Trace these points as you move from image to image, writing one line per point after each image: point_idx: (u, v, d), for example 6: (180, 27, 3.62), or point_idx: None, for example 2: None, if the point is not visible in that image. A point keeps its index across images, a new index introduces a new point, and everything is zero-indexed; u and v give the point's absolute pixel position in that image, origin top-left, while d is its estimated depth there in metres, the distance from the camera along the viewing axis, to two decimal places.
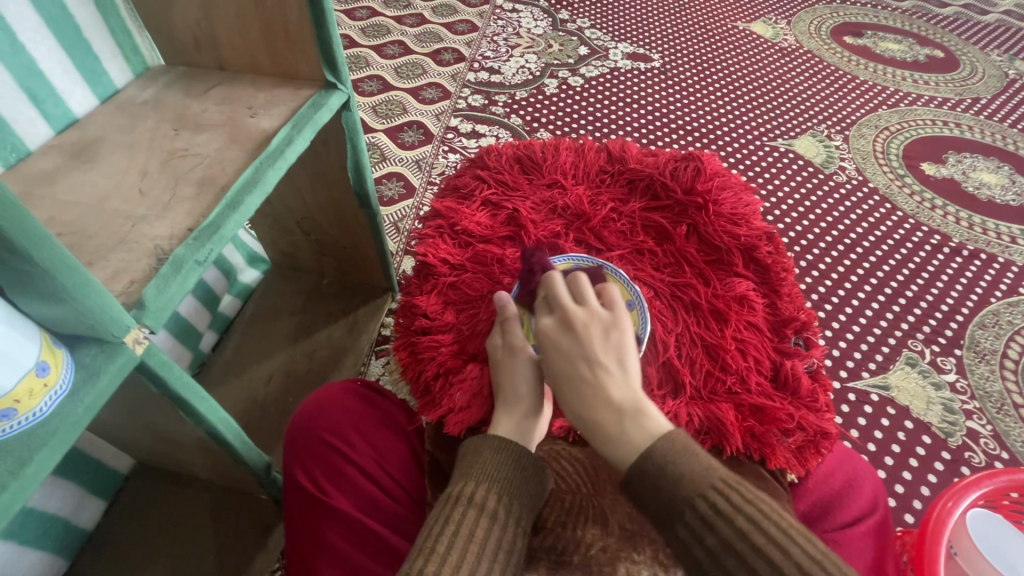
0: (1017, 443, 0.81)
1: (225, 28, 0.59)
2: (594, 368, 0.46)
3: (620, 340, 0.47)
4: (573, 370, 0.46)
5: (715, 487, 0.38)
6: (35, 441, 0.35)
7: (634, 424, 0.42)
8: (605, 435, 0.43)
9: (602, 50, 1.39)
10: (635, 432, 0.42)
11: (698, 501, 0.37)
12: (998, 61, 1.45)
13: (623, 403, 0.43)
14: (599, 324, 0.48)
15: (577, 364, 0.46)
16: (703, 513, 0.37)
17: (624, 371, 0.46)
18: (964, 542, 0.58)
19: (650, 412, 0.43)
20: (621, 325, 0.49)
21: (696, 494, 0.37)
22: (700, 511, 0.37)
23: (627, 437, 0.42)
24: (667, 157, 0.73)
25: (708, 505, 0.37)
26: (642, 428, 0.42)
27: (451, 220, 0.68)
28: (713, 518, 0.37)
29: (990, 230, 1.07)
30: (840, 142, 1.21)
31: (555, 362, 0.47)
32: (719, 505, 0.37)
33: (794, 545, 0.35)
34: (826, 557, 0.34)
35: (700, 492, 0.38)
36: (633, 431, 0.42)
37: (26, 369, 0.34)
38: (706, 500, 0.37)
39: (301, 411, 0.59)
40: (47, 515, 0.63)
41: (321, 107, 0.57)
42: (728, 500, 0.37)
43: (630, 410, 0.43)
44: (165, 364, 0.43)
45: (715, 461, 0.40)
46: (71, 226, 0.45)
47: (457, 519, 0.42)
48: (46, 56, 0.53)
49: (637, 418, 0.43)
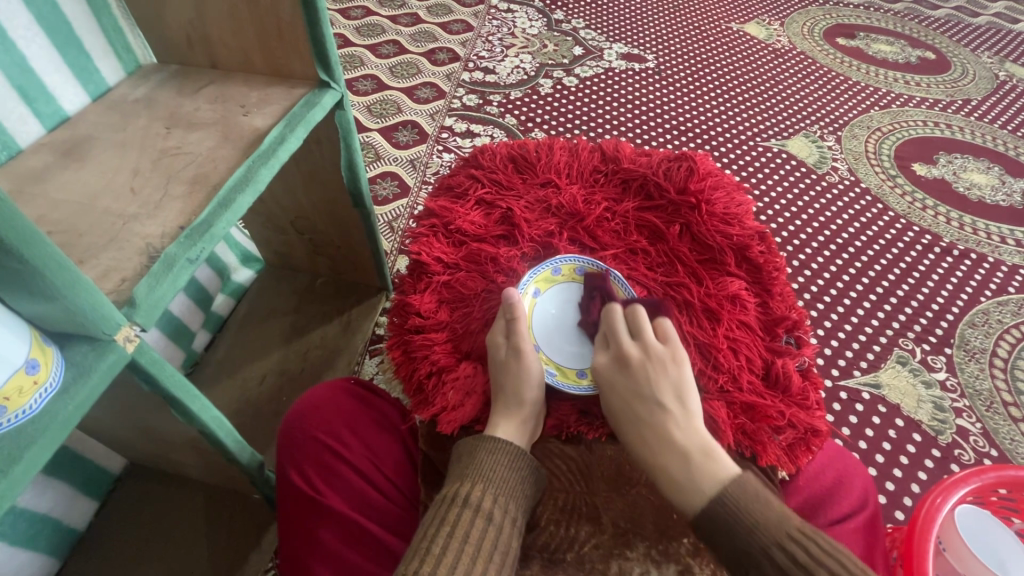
0: (1006, 441, 0.82)
1: (218, 26, 0.58)
2: (654, 408, 0.49)
3: (677, 378, 0.50)
4: (633, 410, 0.49)
5: (793, 538, 0.38)
6: (25, 438, 0.35)
7: (698, 466, 0.45)
8: (670, 476, 0.45)
9: (596, 50, 1.40)
10: (699, 475, 0.44)
11: (775, 552, 0.38)
12: (989, 63, 1.46)
13: (685, 445, 0.46)
14: (656, 362, 0.51)
15: (636, 404, 0.50)
16: (780, 564, 0.38)
17: (683, 409, 0.49)
18: (952, 538, 0.59)
19: (714, 455, 0.45)
20: (678, 363, 0.51)
21: (774, 544, 0.38)
22: (778, 561, 0.38)
23: (692, 479, 0.44)
24: (660, 157, 0.73)
25: (785, 557, 0.38)
26: (707, 471, 0.44)
27: (445, 219, 0.68)
28: (790, 569, 0.37)
29: (981, 230, 1.08)
30: (832, 143, 1.22)
31: (614, 400, 0.51)
32: (797, 557, 0.37)
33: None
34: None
35: (778, 542, 0.38)
36: (697, 474, 0.44)
37: (15, 367, 0.34)
38: (784, 552, 0.38)
39: (295, 409, 0.59)
40: (38, 515, 0.63)
41: (314, 106, 0.57)
42: (806, 551, 0.37)
43: (693, 452, 0.45)
44: (156, 363, 0.43)
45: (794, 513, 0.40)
46: (62, 224, 0.45)
47: (453, 520, 0.42)
48: (37, 53, 0.53)
49: (701, 459, 0.45)
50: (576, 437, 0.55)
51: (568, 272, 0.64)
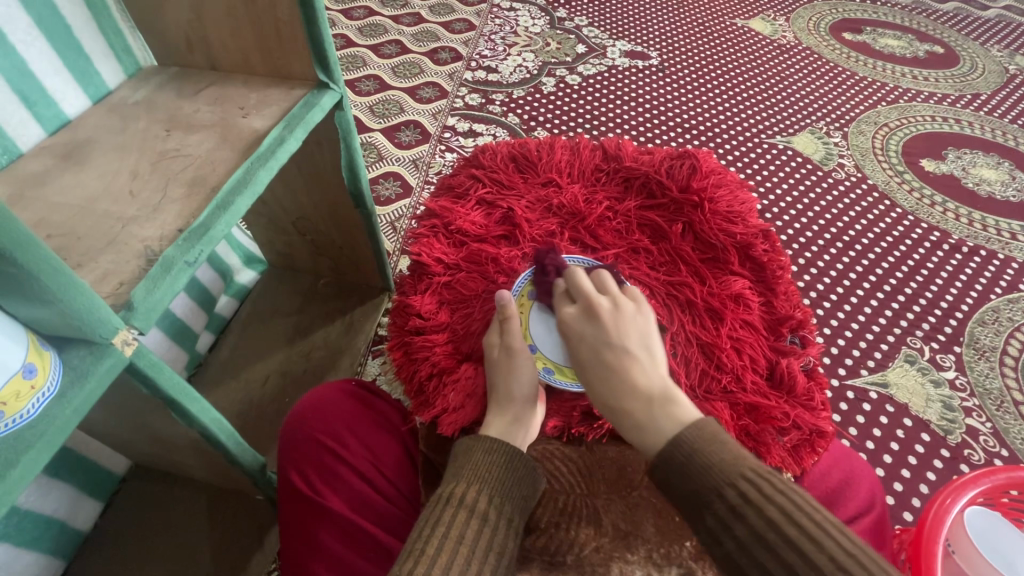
0: (1017, 440, 0.81)
1: (217, 29, 0.58)
2: (617, 351, 0.50)
3: (642, 329, 0.52)
4: (599, 355, 0.50)
5: (745, 474, 0.37)
6: (22, 443, 0.35)
7: (660, 405, 0.44)
8: (626, 408, 0.46)
9: (599, 48, 1.39)
10: (661, 412, 0.43)
11: (726, 489, 0.36)
12: (999, 57, 1.44)
13: (645, 381, 0.47)
14: (621, 312, 0.53)
15: (603, 350, 0.50)
16: (731, 503, 0.36)
17: (648, 356, 0.49)
18: (961, 539, 0.57)
19: (672, 392, 0.45)
20: (643, 317, 0.53)
21: (725, 483, 0.37)
22: (728, 500, 0.36)
23: (648, 409, 0.44)
24: (663, 155, 0.73)
25: (737, 497, 0.36)
26: (664, 401, 0.44)
27: (446, 219, 0.68)
28: (741, 506, 0.36)
29: (990, 227, 1.06)
30: (839, 139, 1.20)
31: (581, 346, 0.52)
32: (748, 495, 0.36)
33: (828, 540, 0.33)
34: (865, 551, 0.32)
35: (729, 480, 0.37)
36: (653, 404, 0.44)
37: (12, 371, 0.33)
38: (734, 489, 0.36)
39: (296, 411, 0.59)
40: (42, 517, 0.63)
41: (313, 107, 0.57)
42: (758, 489, 0.36)
43: (651, 386, 0.46)
44: (155, 365, 0.43)
45: (746, 452, 0.39)
46: (61, 228, 0.45)
47: (447, 521, 0.42)
48: (37, 57, 0.53)
49: (658, 393, 0.45)
50: (579, 438, 0.56)
51: None
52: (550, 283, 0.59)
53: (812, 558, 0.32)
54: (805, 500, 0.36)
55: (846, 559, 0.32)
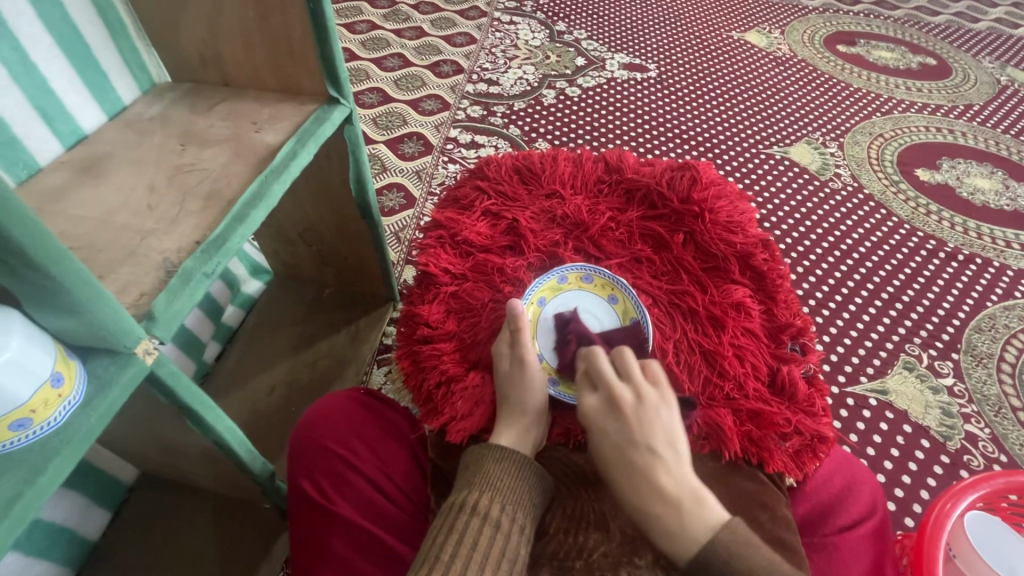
0: (1015, 446, 0.82)
1: (230, 46, 0.60)
2: (642, 450, 0.46)
3: (668, 421, 0.48)
4: (624, 456, 0.47)
5: None
6: (49, 451, 0.36)
7: (691, 517, 0.43)
8: (663, 528, 0.43)
9: (598, 61, 1.41)
10: (693, 525, 0.42)
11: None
12: (990, 68, 1.46)
13: (680, 494, 0.44)
14: (648, 407, 0.49)
15: (627, 450, 0.47)
16: None
17: (675, 455, 0.46)
18: (962, 544, 0.59)
19: (705, 502, 0.44)
20: (667, 406, 0.49)
21: None
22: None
23: (686, 532, 0.42)
24: (664, 166, 0.74)
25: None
26: (702, 519, 0.42)
27: (452, 230, 0.69)
28: None
29: (985, 235, 1.08)
30: (835, 149, 1.23)
31: (602, 443, 0.49)
32: None
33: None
34: None
35: None
36: (692, 526, 0.42)
37: (41, 380, 0.35)
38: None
39: (307, 419, 0.60)
40: (53, 526, 0.63)
41: (324, 122, 0.58)
42: None
43: (687, 502, 0.44)
44: (174, 375, 0.44)
45: (778, 557, 0.41)
46: (81, 240, 0.46)
47: (461, 528, 0.43)
48: (57, 74, 0.54)
49: (694, 510, 0.43)
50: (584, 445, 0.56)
51: (575, 280, 0.65)
52: (572, 355, 0.59)
53: None
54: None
55: None
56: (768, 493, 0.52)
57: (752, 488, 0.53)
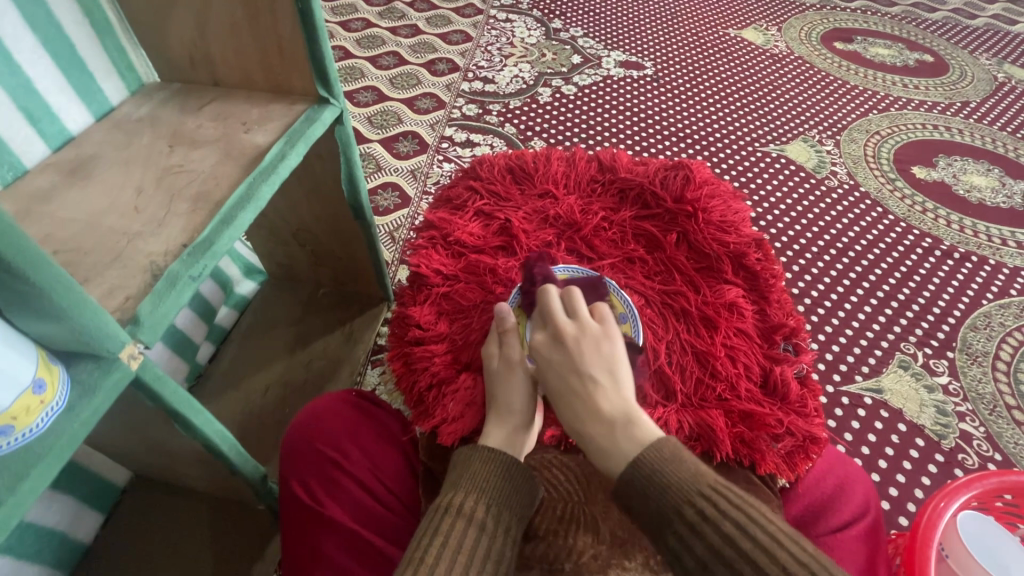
0: (1010, 445, 0.82)
1: (219, 47, 0.60)
2: (583, 376, 0.47)
3: (610, 350, 0.49)
4: (566, 383, 0.48)
5: (704, 493, 0.38)
6: (31, 457, 0.36)
7: (624, 435, 0.43)
8: (598, 447, 0.44)
9: (594, 58, 1.41)
10: (625, 442, 0.43)
11: (684, 508, 0.38)
12: (988, 65, 1.46)
13: (614, 414, 0.45)
14: (590, 336, 0.50)
15: (569, 378, 0.48)
16: (690, 519, 0.37)
17: (614, 381, 0.47)
18: (954, 544, 0.58)
19: (639, 421, 0.44)
20: (611, 338, 0.50)
21: (684, 502, 0.38)
22: (688, 517, 0.37)
23: (618, 449, 0.43)
24: (657, 166, 0.74)
25: (694, 512, 0.37)
26: (633, 437, 0.43)
27: (445, 231, 0.69)
28: (699, 523, 0.37)
29: (981, 233, 1.08)
30: (831, 147, 1.22)
31: (547, 373, 0.49)
32: (705, 512, 0.37)
33: (780, 547, 0.34)
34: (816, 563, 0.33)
35: (688, 499, 0.38)
36: (623, 442, 0.43)
37: (23, 387, 0.34)
38: (693, 508, 0.37)
39: (298, 422, 0.59)
40: (44, 529, 0.63)
41: (314, 122, 0.58)
42: (715, 507, 0.37)
43: (620, 422, 0.44)
44: (159, 378, 0.43)
45: (705, 468, 0.40)
46: (67, 243, 0.46)
47: (446, 530, 0.43)
48: (43, 75, 0.54)
49: (626, 429, 0.44)
50: (575, 448, 0.57)
51: None
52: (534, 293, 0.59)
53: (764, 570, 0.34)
54: (760, 513, 0.37)
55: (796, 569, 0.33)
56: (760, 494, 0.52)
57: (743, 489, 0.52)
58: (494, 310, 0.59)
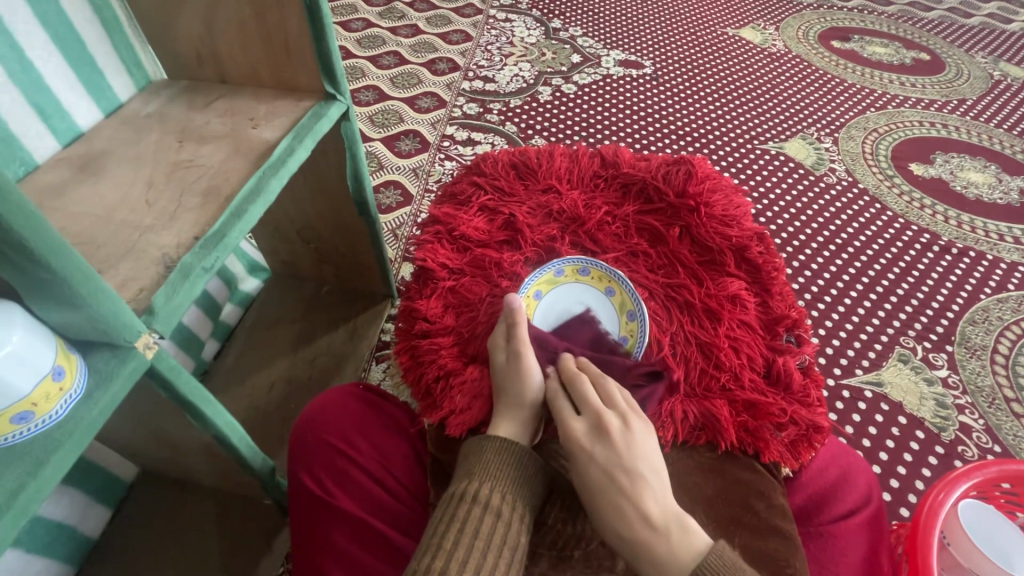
0: (1009, 437, 0.83)
1: (227, 44, 0.60)
2: (631, 475, 0.45)
3: (652, 446, 0.48)
4: (612, 481, 0.45)
5: None
6: (51, 444, 0.36)
7: (679, 542, 0.43)
8: (654, 555, 0.43)
9: (594, 58, 1.42)
10: (682, 551, 0.42)
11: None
12: (983, 63, 1.47)
13: (667, 520, 0.44)
14: (634, 429, 0.48)
15: (617, 474, 0.46)
16: None
17: (660, 481, 0.46)
18: (955, 532, 0.59)
19: (689, 526, 0.44)
20: (650, 433, 0.49)
21: None
22: None
23: (676, 558, 0.42)
24: (659, 161, 0.75)
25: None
26: (692, 549, 0.43)
27: (449, 225, 0.70)
28: None
29: (979, 228, 1.09)
30: (829, 144, 1.23)
31: (589, 466, 0.46)
32: None
33: None
34: None
35: None
36: (681, 554, 0.42)
37: (42, 373, 0.35)
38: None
39: (308, 415, 0.60)
40: (52, 523, 0.64)
41: (321, 118, 0.59)
42: None
43: (675, 530, 0.43)
44: (174, 369, 0.44)
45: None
46: (80, 236, 0.46)
47: (462, 518, 0.44)
48: (54, 72, 0.54)
49: (682, 538, 0.43)
50: None
51: (572, 274, 0.66)
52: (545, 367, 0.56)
53: None
54: None
55: None
56: (765, 482, 0.53)
57: (748, 477, 0.53)
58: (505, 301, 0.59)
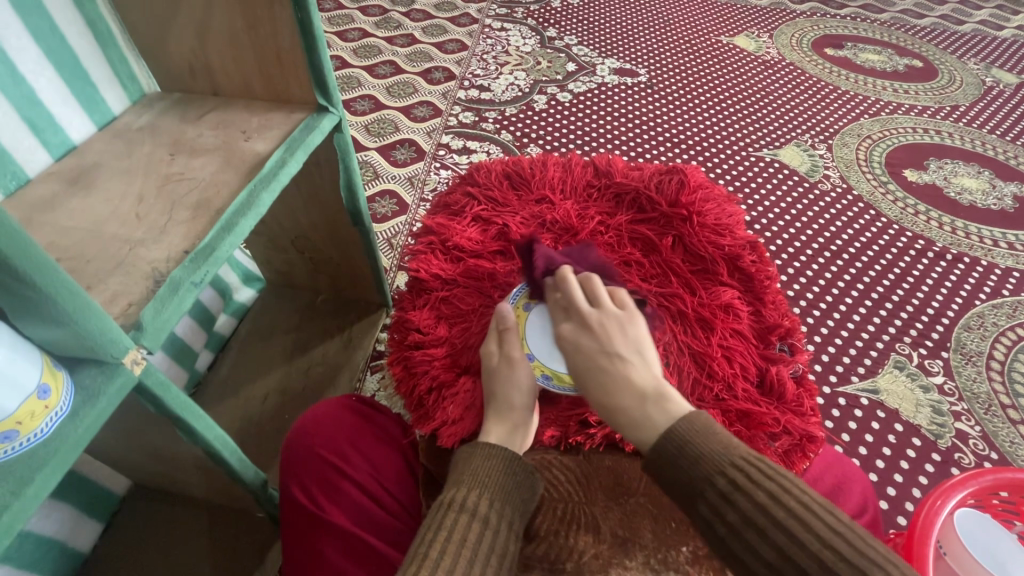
0: (1006, 443, 0.83)
1: (220, 57, 0.60)
2: (610, 356, 0.51)
3: (636, 332, 0.53)
4: (594, 363, 0.51)
5: (735, 464, 0.40)
6: (36, 462, 0.36)
7: (655, 407, 0.46)
8: (630, 419, 0.47)
9: (589, 66, 1.42)
10: (656, 414, 0.46)
11: (717, 477, 0.40)
12: (976, 70, 1.48)
13: (645, 388, 0.48)
14: (616, 322, 0.54)
15: (598, 357, 0.51)
16: (722, 489, 0.39)
17: (642, 359, 0.51)
18: (952, 541, 0.59)
19: (668, 394, 0.47)
20: (633, 321, 0.54)
21: (716, 472, 0.40)
22: (720, 487, 0.39)
23: (649, 420, 0.45)
24: (652, 171, 0.75)
25: (727, 482, 0.39)
26: (665, 411, 0.45)
27: (442, 236, 0.70)
28: (731, 493, 0.39)
29: (973, 234, 1.09)
30: (824, 151, 1.24)
31: (577, 357, 0.53)
32: (738, 482, 0.39)
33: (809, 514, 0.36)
34: (834, 520, 0.36)
35: (721, 469, 0.40)
36: (657, 415, 0.46)
37: (27, 392, 0.35)
38: (724, 476, 0.40)
39: (298, 428, 0.59)
40: (43, 538, 0.63)
41: (313, 130, 0.59)
42: (748, 477, 0.39)
43: (651, 397, 0.47)
44: (162, 384, 0.44)
45: (737, 444, 0.42)
46: (69, 251, 0.46)
47: (449, 525, 0.43)
48: (46, 86, 0.55)
49: (659, 402, 0.46)
50: (575, 447, 0.57)
51: None
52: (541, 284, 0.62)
53: (792, 531, 0.36)
54: (790, 482, 0.39)
55: (823, 531, 0.35)
56: None
57: None
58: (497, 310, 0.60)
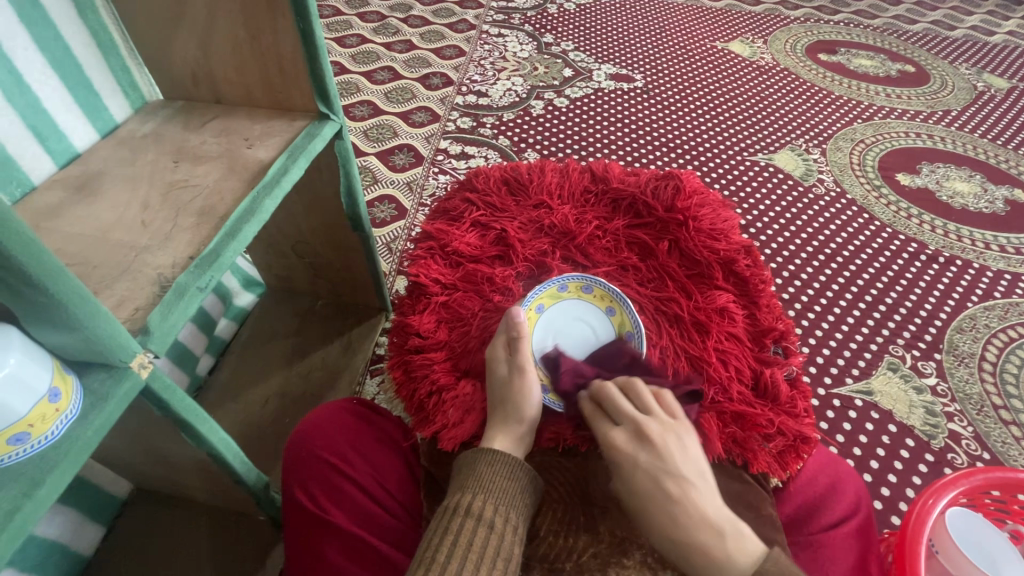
0: (998, 444, 0.84)
1: (222, 66, 0.61)
2: (675, 480, 0.48)
3: (693, 451, 0.51)
4: (657, 485, 0.48)
5: None
6: (46, 464, 0.37)
7: (733, 545, 0.44)
8: (706, 556, 0.44)
9: (586, 71, 1.44)
10: (736, 553, 0.44)
11: None
12: (967, 75, 1.50)
13: (720, 522, 0.45)
14: (673, 438, 0.51)
15: (660, 478, 0.48)
16: None
17: (705, 485, 0.49)
18: (943, 539, 0.60)
19: (742, 529, 0.46)
20: (689, 437, 0.52)
21: None
22: None
23: (730, 560, 0.43)
24: (648, 176, 0.76)
25: None
26: (744, 550, 0.44)
27: (442, 241, 0.71)
28: None
29: (965, 237, 1.11)
30: (817, 156, 1.25)
31: (633, 475, 0.49)
32: None
33: None
34: None
35: None
36: (736, 553, 0.44)
37: (39, 395, 0.35)
38: None
39: (301, 431, 0.60)
40: (46, 542, 0.64)
41: (314, 137, 0.60)
42: None
43: (729, 531, 0.45)
44: (168, 388, 0.45)
45: None
46: (76, 257, 0.47)
47: (456, 529, 0.44)
48: (51, 95, 0.55)
49: (736, 538, 0.45)
50: (572, 449, 0.57)
51: (575, 290, 0.66)
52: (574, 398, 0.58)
53: None
54: None
55: None
56: (752, 492, 0.54)
57: (736, 488, 0.54)
58: (506, 313, 0.60)
